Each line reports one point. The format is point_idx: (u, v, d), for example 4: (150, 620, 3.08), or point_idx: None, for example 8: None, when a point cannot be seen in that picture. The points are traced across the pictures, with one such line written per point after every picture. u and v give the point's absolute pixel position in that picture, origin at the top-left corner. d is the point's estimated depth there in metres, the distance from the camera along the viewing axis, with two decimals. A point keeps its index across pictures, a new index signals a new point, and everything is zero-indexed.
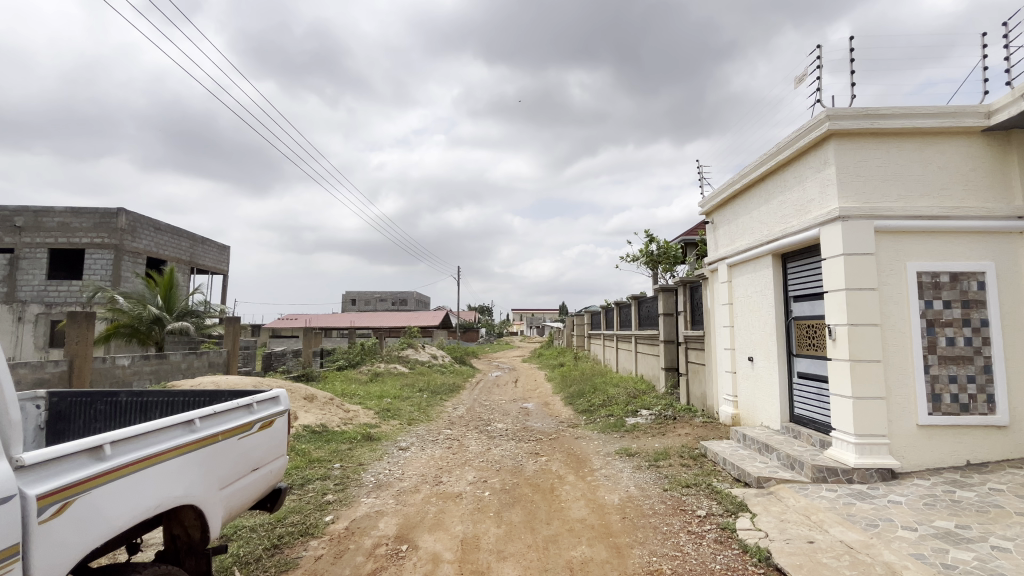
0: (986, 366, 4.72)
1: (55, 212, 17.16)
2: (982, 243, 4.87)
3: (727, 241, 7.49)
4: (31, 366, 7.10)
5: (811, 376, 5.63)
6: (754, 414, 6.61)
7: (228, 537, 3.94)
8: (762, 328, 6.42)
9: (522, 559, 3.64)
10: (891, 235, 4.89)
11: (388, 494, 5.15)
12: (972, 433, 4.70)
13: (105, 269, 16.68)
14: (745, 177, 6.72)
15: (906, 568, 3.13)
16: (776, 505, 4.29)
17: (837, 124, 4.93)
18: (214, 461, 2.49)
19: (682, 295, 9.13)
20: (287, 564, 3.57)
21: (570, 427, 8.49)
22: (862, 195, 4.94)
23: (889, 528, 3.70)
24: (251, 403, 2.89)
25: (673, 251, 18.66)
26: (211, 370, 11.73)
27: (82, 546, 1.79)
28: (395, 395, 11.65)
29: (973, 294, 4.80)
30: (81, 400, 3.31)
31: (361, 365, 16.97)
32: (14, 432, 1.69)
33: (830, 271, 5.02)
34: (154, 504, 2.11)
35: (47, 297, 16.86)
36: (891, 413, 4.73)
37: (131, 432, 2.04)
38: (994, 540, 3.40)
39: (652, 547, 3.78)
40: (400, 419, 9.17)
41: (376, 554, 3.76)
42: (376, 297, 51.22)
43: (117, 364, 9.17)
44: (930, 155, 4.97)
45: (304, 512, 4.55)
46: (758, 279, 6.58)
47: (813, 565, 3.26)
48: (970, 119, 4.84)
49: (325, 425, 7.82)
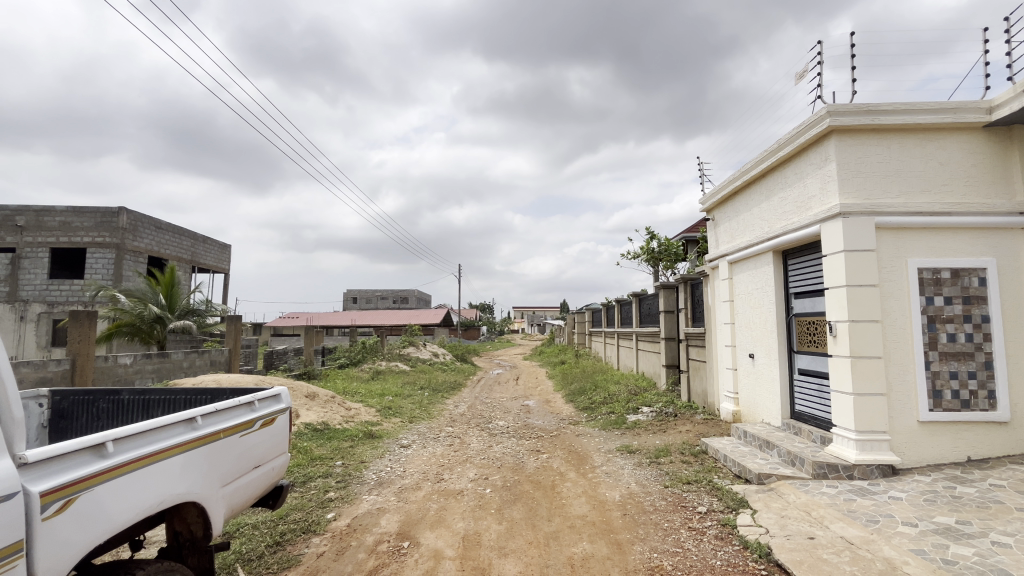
0: (987, 362, 4.72)
1: (55, 211, 17.17)
2: (983, 239, 4.87)
3: (728, 238, 7.49)
4: (34, 366, 7.12)
5: (812, 372, 5.64)
6: (754, 410, 6.62)
7: (230, 534, 3.96)
8: (763, 324, 6.42)
9: (523, 556, 3.65)
10: (891, 231, 4.88)
11: (389, 491, 5.17)
12: (973, 429, 4.70)
13: (107, 268, 16.82)
14: (746, 174, 6.72)
15: (906, 564, 3.14)
16: (776, 501, 4.30)
17: (838, 120, 4.91)
18: (216, 458, 2.49)
19: (682, 292, 9.14)
20: (289, 560, 3.59)
21: (571, 425, 8.52)
22: (863, 191, 4.93)
23: (889, 524, 3.70)
24: (252, 401, 2.90)
25: (673, 248, 18.73)
26: (213, 369, 11.75)
27: (84, 544, 1.80)
28: (397, 393, 11.72)
29: (974, 290, 4.78)
30: (84, 398, 3.33)
31: (363, 363, 17.04)
32: (18, 429, 1.70)
33: (830, 267, 5.02)
34: (156, 501, 2.12)
35: (48, 296, 16.90)
36: (892, 409, 4.74)
37: (133, 430, 2.05)
38: (994, 536, 3.41)
39: (653, 544, 3.79)
40: (401, 416, 9.23)
41: (377, 551, 3.78)
42: (377, 295, 51.17)
43: (119, 363, 9.20)
44: (930, 151, 4.95)
45: (306, 509, 4.57)
46: (758, 276, 6.58)
47: (813, 562, 3.26)
48: (971, 115, 4.82)
49: (327, 423, 7.86)
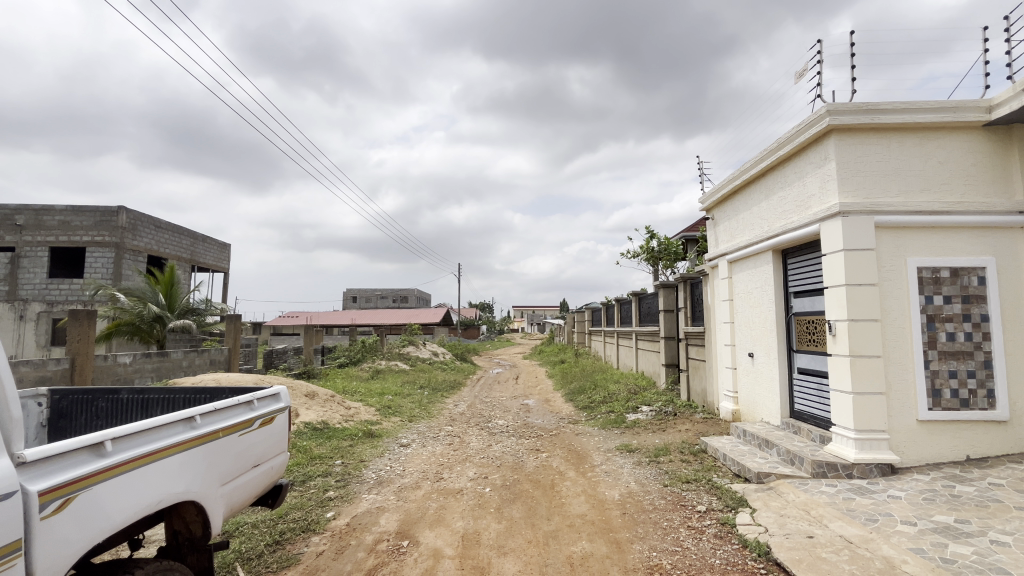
0: (986, 361, 4.72)
1: (55, 211, 17.16)
2: (982, 238, 4.87)
3: (728, 238, 7.48)
4: (33, 365, 7.12)
5: (811, 372, 5.64)
6: (754, 409, 6.61)
7: (229, 533, 3.97)
8: (763, 323, 6.42)
9: (522, 555, 3.65)
10: (891, 230, 4.88)
11: (389, 490, 5.17)
12: (972, 428, 4.70)
13: (106, 267, 16.81)
14: (745, 173, 6.71)
15: (905, 562, 3.14)
16: (776, 500, 4.31)
17: (838, 120, 4.90)
18: (215, 457, 2.50)
19: (682, 292, 9.13)
20: (288, 560, 3.59)
21: (571, 424, 8.51)
22: (863, 190, 4.93)
23: (889, 522, 3.71)
24: (251, 400, 2.90)
25: (673, 247, 18.74)
26: (212, 368, 11.74)
27: (84, 542, 1.80)
28: (396, 392, 11.71)
29: (973, 290, 4.79)
30: (83, 397, 3.32)
31: (362, 362, 17.03)
32: (16, 429, 1.70)
33: (830, 267, 5.01)
34: (155, 500, 2.12)
35: (48, 295, 16.89)
36: (891, 408, 4.74)
37: (132, 429, 2.05)
38: (993, 535, 3.41)
39: (652, 543, 3.79)
40: (401, 415, 9.22)
41: (377, 549, 3.78)
42: (376, 294, 51.17)
43: (118, 362, 9.18)
44: (930, 150, 4.95)
45: (306, 508, 4.57)
46: (758, 275, 6.57)
47: (812, 560, 3.27)
48: (970, 114, 4.82)
49: (327, 422, 7.86)
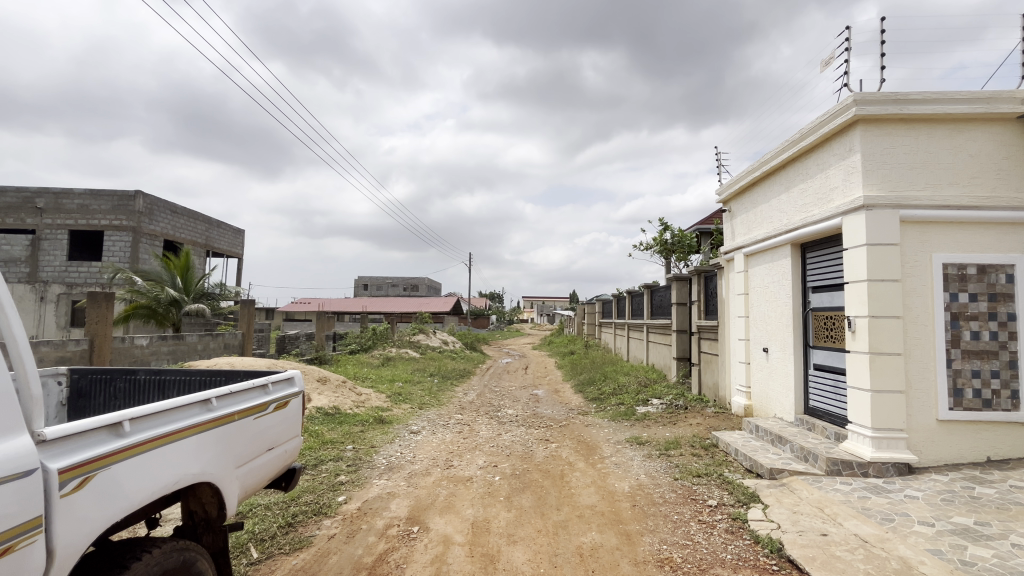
0: (1011, 361, 4.59)
1: (73, 195, 17.37)
2: (1011, 235, 4.71)
3: (745, 231, 7.36)
4: (52, 345, 7.25)
5: (828, 367, 5.54)
6: (768, 405, 6.53)
7: (244, 514, 4.03)
8: (779, 318, 6.30)
9: (532, 543, 3.66)
10: (917, 226, 4.74)
11: (399, 476, 5.20)
12: (995, 430, 4.59)
13: (124, 251, 17.12)
14: (765, 165, 6.57)
15: (922, 563, 3.09)
16: (788, 497, 4.25)
17: (865, 110, 4.75)
18: (230, 440, 2.51)
19: (695, 285, 9.04)
20: (301, 542, 3.64)
21: (581, 415, 8.47)
22: (890, 184, 4.77)
23: (905, 523, 3.64)
24: (266, 384, 2.93)
25: (688, 240, 18.57)
26: (226, 352, 11.93)
27: (104, 520, 1.81)
28: (406, 380, 11.80)
29: (1000, 287, 4.65)
30: (101, 377, 3.36)
31: (373, 349, 17.21)
32: (36, 407, 1.66)
33: (853, 261, 4.88)
34: (172, 481, 2.13)
35: (66, 278, 17.22)
36: (911, 407, 4.65)
37: (150, 410, 2.06)
38: (1015, 539, 3.32)
39: (663, 536, 3.78)
40: (411, 402, 9.31)
41: (387, 534, 3.81)
42: (388, 282, 51.77)
43: (135, 344, 9.27)
44: (961, 142, 4.78)
45: (318, 491, 4.63)
46: (775, 269, 6.45)
47: (826, 559, 3.22)
48: (1005, 105, 4.65)
49: (338, 407, 7.97)
